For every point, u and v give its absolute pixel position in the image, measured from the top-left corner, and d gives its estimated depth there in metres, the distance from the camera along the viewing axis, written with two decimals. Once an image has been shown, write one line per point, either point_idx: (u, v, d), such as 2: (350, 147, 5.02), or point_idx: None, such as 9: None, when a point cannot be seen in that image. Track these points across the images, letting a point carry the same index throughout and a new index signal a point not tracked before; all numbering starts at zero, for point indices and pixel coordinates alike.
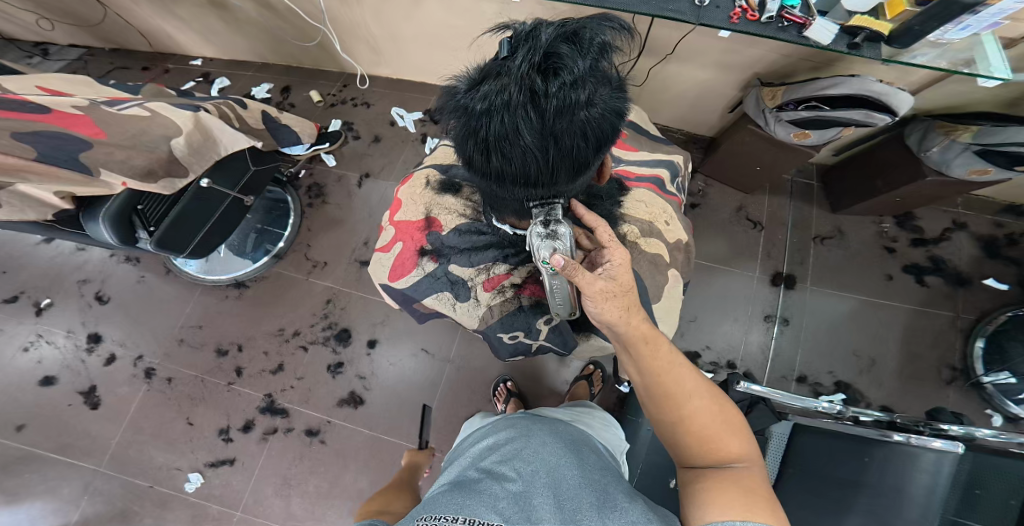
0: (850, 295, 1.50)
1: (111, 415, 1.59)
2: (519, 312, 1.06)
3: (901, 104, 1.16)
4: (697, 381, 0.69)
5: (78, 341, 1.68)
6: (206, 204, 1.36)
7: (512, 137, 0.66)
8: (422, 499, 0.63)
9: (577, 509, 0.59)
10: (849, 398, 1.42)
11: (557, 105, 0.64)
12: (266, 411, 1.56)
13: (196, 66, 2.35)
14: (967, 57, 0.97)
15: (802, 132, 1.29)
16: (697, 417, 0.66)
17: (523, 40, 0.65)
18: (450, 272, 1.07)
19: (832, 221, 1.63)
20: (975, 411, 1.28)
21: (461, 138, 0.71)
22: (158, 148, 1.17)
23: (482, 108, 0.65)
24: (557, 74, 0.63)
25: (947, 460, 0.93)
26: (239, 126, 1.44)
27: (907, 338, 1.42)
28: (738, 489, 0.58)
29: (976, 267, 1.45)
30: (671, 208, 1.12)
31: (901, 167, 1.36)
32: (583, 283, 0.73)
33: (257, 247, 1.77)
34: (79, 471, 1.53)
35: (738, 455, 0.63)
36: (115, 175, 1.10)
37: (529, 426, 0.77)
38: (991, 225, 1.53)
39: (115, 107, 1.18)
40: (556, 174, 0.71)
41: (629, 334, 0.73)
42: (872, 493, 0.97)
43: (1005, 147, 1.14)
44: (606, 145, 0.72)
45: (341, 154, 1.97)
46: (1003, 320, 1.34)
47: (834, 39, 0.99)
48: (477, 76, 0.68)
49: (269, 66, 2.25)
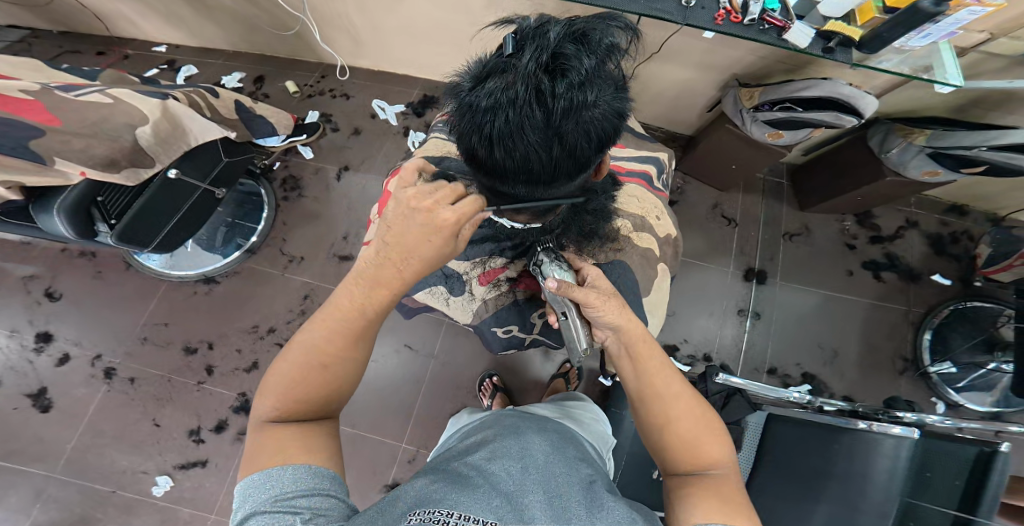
0: (816, 290, 1.64)
1: (65, 418, 1.50)
2: (514, 306, 1.07)
3: (867, 107, 1.22)
4: (683, 386, 0.70)
5: (24, 341, 1.57)
6: (172, 197, 1.31)
7: (516, 135, 0.64)
8: (407, 487, 0.62)
9: (566, 508, 0.61)
10: (814, 388, 1.52)
11: (565, 105, 0.62)
12: (240, 410, 1.51)
13: (159, 53, 2.24)
14: (926, 64, 1.05)
15: (776, 132, 1.38)
16: (682, 420, 0.67)
17: (530, 38, 0.64)
18: (444, 266, 1.04)
19: (801, 219, 1.73)
20: (923, 398, 1.49)
21: (465, 132, 0.69)
22: (122, 137, 1.11)
23: (487, 105, 0.64)
24: (564, 74, 0.62)
25: (905, 445, 0.97)
26: (210, 116, 1.38)
27: (867, 330, 1.58)
28: (719, 496, 0.62)
29: (926, 263, 1.63)
30: (661, 203, 1.17)
31: (866, 166, 1.45)
32: (578, 295, 0.75)
33: (228, 241, 1.71)
34: (30, 478, 1.44)
35: (716, 462, 0.65)
36: (73, 164, 1.04)
37: (517, 424, 0.80)
38: (938, 224, 1.66)
39: (71, 93, 1.11)
40: (559, 172, 0.70)
41: (629, 335, 0.73)
42: (842, 480, 1.01)
43: (952, 150, 1.23)
44: (607, 143, 0.71)
45: (318, 147, 1.94)
46: (947, 313, 1.52)
47: (811, 42, 1.07)
48: (482, 73, 0.66)
49: (240, 55, 2.18)
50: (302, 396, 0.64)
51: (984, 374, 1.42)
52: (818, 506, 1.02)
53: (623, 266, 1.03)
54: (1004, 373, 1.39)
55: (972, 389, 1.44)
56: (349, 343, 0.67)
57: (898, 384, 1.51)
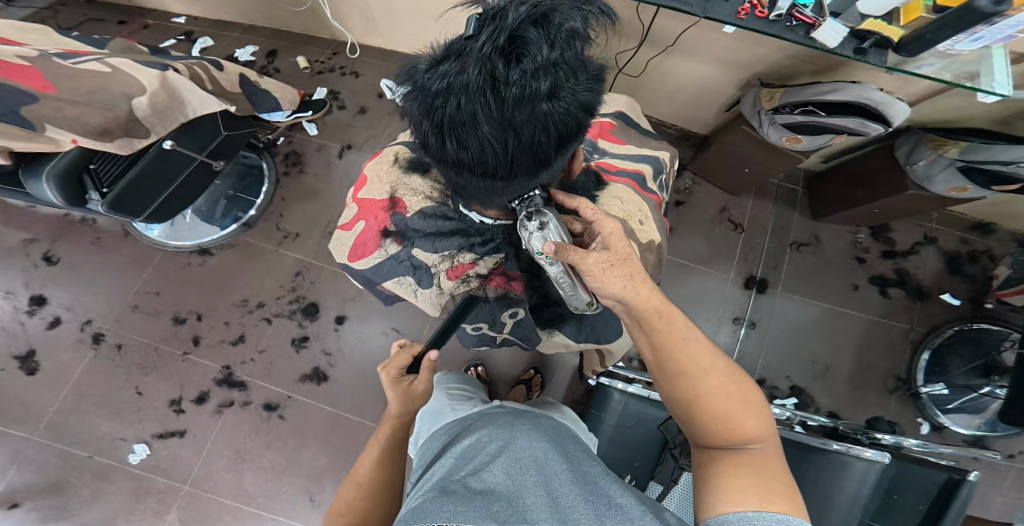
0: (816, 302, 1.58)
1: (49, 381, 1.52)
2: (483, 304, 0.97)
3: (897, 115, 1.16)
4: (715, 360, 0.66)
5: (18, 303, 1.60)
6: (167, 165, 1.30)
7: (468, 126, 0.56)
8: (409, 509, 0.61)
9: (574, 507, 0.59)
10: (801, 402, 1.48)
11: (517, 94, 0.53)
12: (222, 383, 1.52)
13: (177, 24, 2.23)
14: (972, 70, 0.98)
15: (794, 136, 1.32)
16: (712, 397, 0.63)
17: (488, 17, 0.55)
18: (413, 256, 0.95)
19: (812, 228, 1.67)
20: (909, 420, 1.44)
21: (416, 119, 0.60)
22: (117, 106, 1.12)
23: (439, 88, 0.55)
24: (519, 60, 0.53)
25: (875, 469, 0.93)
26: (211, 88, 1.37)
27: (861, 348, 1.52)
28: (753, 474, 0.57)
29: (937, 281, 1.55)
30: (648, 207, 1.05)
31: (885, 175, 1.40)
32: (576, 260, 0.69)
33: (226, 215, 1.71)
34: (11, 438, 1.47)
35: (754, 437, 0.61)
36: (64, 132, 1.04)
37: (512, 422, 0.78)
38: (958, 241, 1.58)
39: (69, 61, 1.13)
40: (517, 168, 0.61)
41: (640, 308, 0.68)
42: (803, 498, 0.97)
43: (987, 164, 1.16)
44: (570, 141, 0.62)
45: (323, 124, 1.92)
46: (949, 334, 1.46)
47: (841, 43, 1.01)
48: (438, 54, 0.58)
49: (255, 28, 2.16)
50: (351, 505, 0.71)
51: (975, 397, 1.37)
52: None
53: None
54: (996, 398, 1.34)
55: (961, 411, 1.40)
56: (376, 471, 0.74)
57: (886, 404, 1.46)
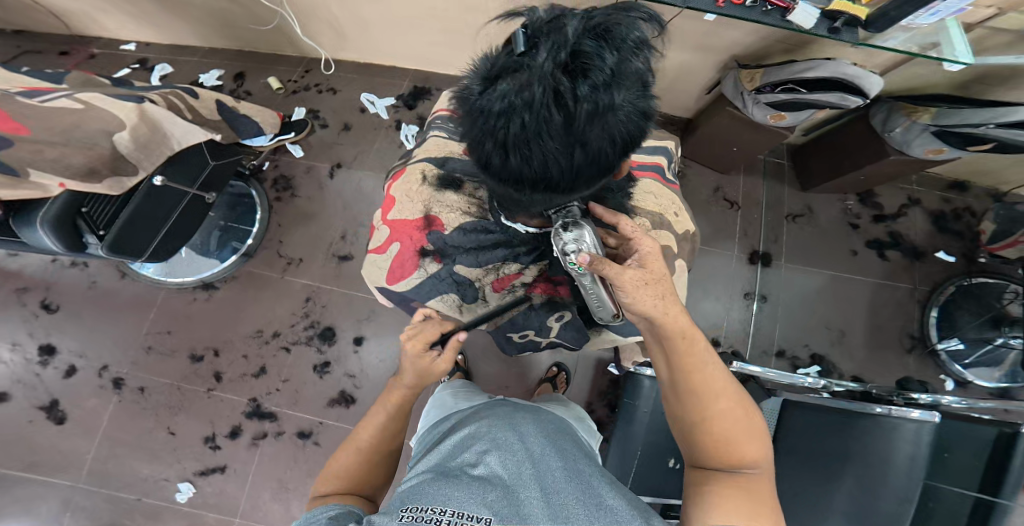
0: (820, 271, 1.64)
1: (80, 429, 1.49)
2: (530, 311, 1.00)
3: (873, 87, 1.23)
4: (727, 383, 0.70)
5: (27, 354, 1.55)
6: (160, 202, 1.28)
7: (536, 143, 0.57)
8: (407, 488, 0.64)
9: (563, 504, 0.62)
10: (824, 369, 1.54)
11: (589, 110, 0.55)
12: (253, 416, 1.50)
13: (128, 51, 2.16)
14: (934, 41, 1.05)
15: (778, 114, 1.37)
16: (719, 420, 0.68)
17: (544, 34, 0.56)
18: (455, 273, 0.96)
19: (803, 199, 1.73)
20: (932, 377, 1.51)
21: (476, 139, 0.61)
22: (99, 144, 1.07)
23: (501, 109, 0.56)
24: (586, 75, 0.55)
25: (926, 429, 0.97)
26: (190, 117, 1.34)
27: (872, 310, 1.59)
28: (744, 496, 0.63)
29: (930, 241, 1.64)
30: (678, 198, 1.10)
31: (867, 145, 1.45)
32: (612, 273, 0.70)
33: (223, 246, 1.67)
34: (55, 488, 1.46)
35: (752, 460, 0.67)
36: (49, 176, 1.01)
37: (514, 416, 0.79)
38: (939, 201, 1.66)
39: (36, 99, 1.08)
40: (579, 178, 0.62)
41: (667, 328, 0.70)
42: (860, 464, 1.00)
43: (959, 127, 1.22)
44: (632, 148, 0.64)
45: (308, 145, 1.90)
46: (951, 290, 1.55)
47: (815, 24, 1.04)
48: (492, 72, 0.58)
49: (215, 51, 2.12)
50: (346, 469, 0.73)
51: (992, 349, 1.44)
52: (837, 493, 0.99)
53: None
54: (1012, 348, 1.40)
55: (980, 364, 1.47)
56: (377, 437, 0.75)
57: (905, 363, 1.53)
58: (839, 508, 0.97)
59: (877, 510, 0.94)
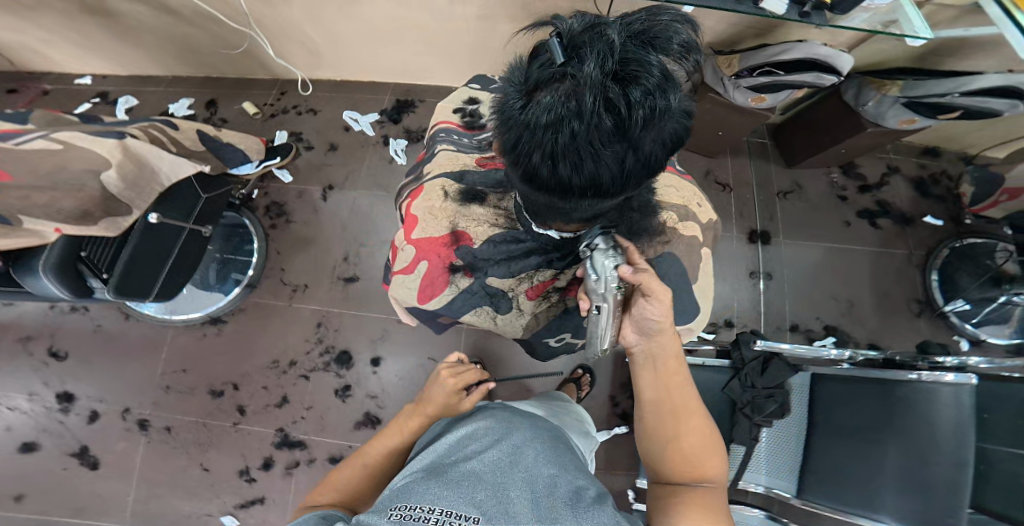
0: (818, 244, 1.70)
1: (115, 473, 1.50)
2: (564, 315, 1.07)
3: (844, 65, 1.29)
4: (699, 406, 0.79)
5: (47, 403, 1.55)
6: (159, 240, 1.24)
7: (590, 151, 0.59)
8: (396, 487, 0.64)
9: (553, 507, 0.62)
10: (838, 339, 1.60)
11: (644, 115, 0.57)
12: (283, 446, 1.50)
13: (85, 85, 2.11)
14: (893, 19, 1.08)
15: (759, 96, 1.41)
16: (688, 436, 0.76)
17: (586, 43, 0.58)
18: (488, 285, 1.00)
19: (790, 176, 1.78)
20: (946, 338, 1.57)
21: (523, 151, 0.62)
22: (86, 185, 1.02)
23: (548, 121, 0.58)
24: (636, 81, 0.57)
25: (964, 391, 0.95)
26: (174, 150, 1.28)
27: (874, 278, 1.65)
28: (706, 506, 0.70)
29: (916, 207, 1.70)
30: (697, 189, 1.13)
31: (843, 121, 1.50)
32: (651, 284, 0.78)
33: (224, 279, 1.64)
34: None
35: (710, 477, 0.74)
36: (43, 222, 0.96)
37: (512, 420, 0.80)
38: (916, 167, 1.73)
39: (10, 141, 0.99)
40: (629, 181, 0.65)
41: (658, 349, 0.82)
42: (903, 430, 1.00)
43: (925, 98, 1.28)
44: (677, 147, 0.68)
45: (295, 168, 1.87)
46: (945, 253, 1.63)
47: (786, 8, 1.08)
48: (534, 84, 0.60)
49: (180, 79, 2.08)
50: (346, 481, 0.77)
51: (998, 306, 1.48)
52: (886, 461, 1.00)
53: (670, 257, 1.01)
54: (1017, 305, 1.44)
55: (988, 322, 1.52)
56: (385, 457, 0.82)
57: (917, 326, 1.59)
58: (890, 473, 0.99)
59: (929, 474, 0.94)
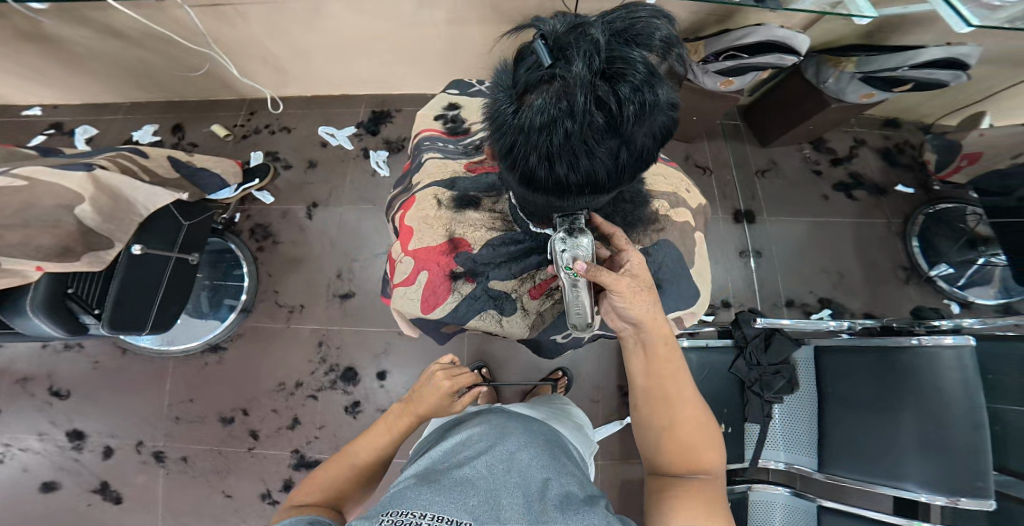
0: (802, 219, 1.75)
1: (140, 505, 1.47)
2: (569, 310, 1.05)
3: (801, 45, 1.34)
4: (693, 394, 0.81)
5: (59, 441, 1.51)
6: (148, 271, 1.20)
7: (585, 148, 0.60)
8: (391, 493, 0.65)
9: (543, 509, 0.64)
10: (835, 310, 1.65)
11: (635, 110, 0.59)
12: (300, 466, 1.48)
13: (36, 116, 2.01)
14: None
15: (727, 79, 1.45)
16: (682, 426, 0.79)
17: (571, 43, 0.58)
18: (490, 289, 0.99)
19: (766, 154, 1.83)
20: (935, 300, 1.64)
21: (517, 153, 0.63)
22: (62, 221, 0.98)
23: (542, 123, 0.59)
24: (624, 78, 0.58)
25: (964, 353, 1.02)
26: (147, 179, 1.25)
27: (859, 247, 1.72)
28: (701, 495, 0.73)
29: (887, 177, 1.78)
30: (685, 176, 1.15)
31: (808, 98, 1.53)
32: (606, 279, 0.78)
33: (217, 306, 1.61)
34: None
35: (705, 467, 0.77)
36: (23, 261, 0.92)
37: (506, 423, 0.81)
38: (881, 138, 1.80)
39: None
40: (624, 175, 0.67)
41: (650, 331, 0.82)
42: (917, 395, 1.05)
43: (879, 73, 1.34)
44: (667, 138, 0.69)
45: (275, 189, 1.83)
46: (921, 220, 1.71)
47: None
48: (523, 86, 0.60)
49: (140, 106, 2.01)
50: (331, 482, 0.76)
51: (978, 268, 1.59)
52: (903, 427, 1.05)
53: (666, 244, 1.03)
54: (995, 265, 1.55)
55: (974, 284, 1.61)
56: (370, 457, 0.81)
57: (907, 292, 1.66)
58: (910, 442, 1.04)
59: (947, 436, 1.00)
